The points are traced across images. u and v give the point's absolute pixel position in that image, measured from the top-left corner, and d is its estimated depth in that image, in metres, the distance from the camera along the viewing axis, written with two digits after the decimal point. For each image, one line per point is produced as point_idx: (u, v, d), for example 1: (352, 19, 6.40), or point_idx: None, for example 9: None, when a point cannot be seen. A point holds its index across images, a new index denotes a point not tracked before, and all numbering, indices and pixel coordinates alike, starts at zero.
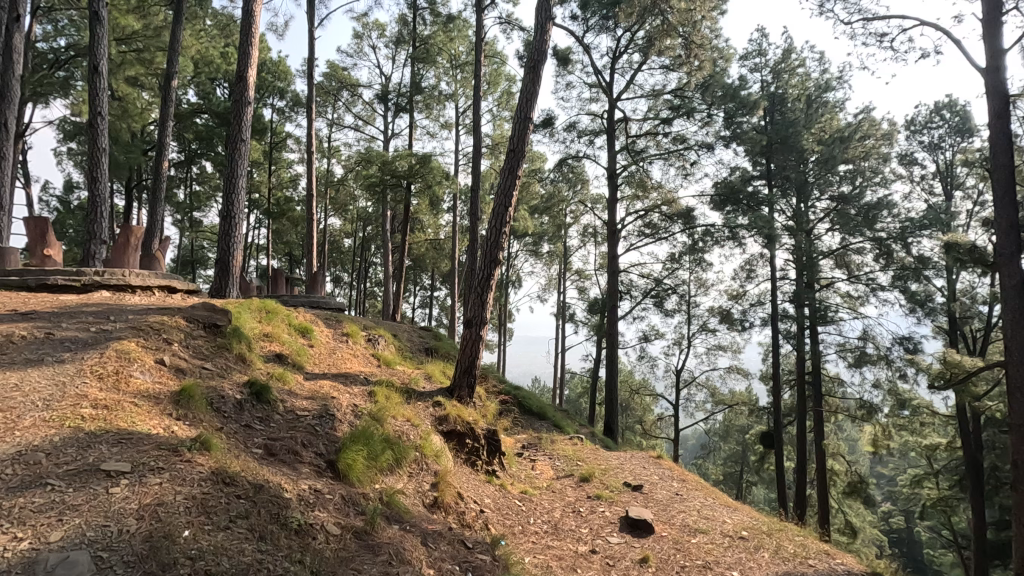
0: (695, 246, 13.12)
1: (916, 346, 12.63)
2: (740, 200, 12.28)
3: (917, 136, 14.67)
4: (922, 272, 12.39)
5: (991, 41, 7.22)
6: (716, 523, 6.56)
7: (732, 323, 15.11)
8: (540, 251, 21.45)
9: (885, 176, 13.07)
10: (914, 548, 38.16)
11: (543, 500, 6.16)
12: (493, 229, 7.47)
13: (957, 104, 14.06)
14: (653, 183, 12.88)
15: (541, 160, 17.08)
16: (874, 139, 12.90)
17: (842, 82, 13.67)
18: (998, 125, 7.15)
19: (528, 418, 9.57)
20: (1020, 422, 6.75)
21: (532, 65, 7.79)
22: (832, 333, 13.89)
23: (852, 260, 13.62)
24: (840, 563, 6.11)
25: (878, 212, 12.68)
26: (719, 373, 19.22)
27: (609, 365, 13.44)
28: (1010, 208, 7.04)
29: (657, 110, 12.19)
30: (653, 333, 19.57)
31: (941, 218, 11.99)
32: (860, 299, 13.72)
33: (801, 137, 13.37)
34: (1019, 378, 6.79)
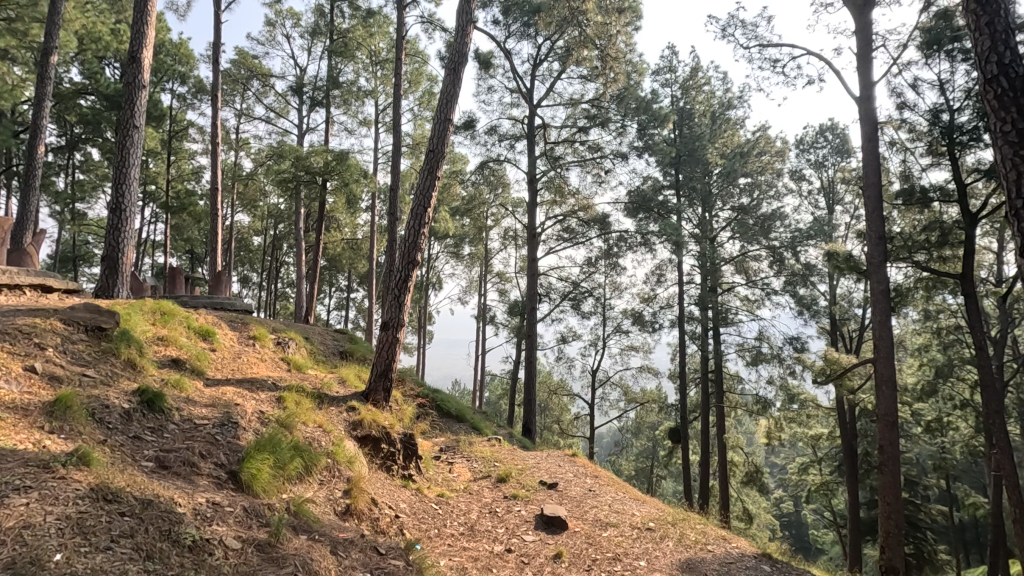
0: (610, 251, 13.64)
1: (803, 345, 13.90)
2: (652, 208, 12.92)
3: (805, 154, 16.15)
4: (809, 278, 13.67)
5: (864, 73, 8.13)
6: (625, 516, 6.86)
7: (644, 325, 15.87)
8: (461, 253, 21.35)
9: (779, 190, 14.29)
10: (801, 529, 41.99)
11: (460, 502, 6.15)
12: (411, 230, 7.38)
13: (838, 126, 15.64)
14: (570, 189, 13.29)
15: (462, 161, 17.07)
16: (768, 155, 14.15)
17: (742, 102, 14.84)
18: (870, 149, 8.05)
19: (446, 420, 9.53)
20: (886, 412, 7.61)
21: (453, 66, 7.78)
22: (733, 334, 14.96)
23: (750, 266, 14.75)
24: (735, 547, 6.61)
25: (772, 223, 13.82)
26: (631, 372, 20.08)
27: (528, 366, 13.64)
28: (878, 222, 7.96)
29: (575, 118, 12.55)
30: (570, 335, 20.16)
31: (824, 230, 13.29)
32: (757, 302, 14.90)
33: (706, 150, 14.29)
34: (885, 372, 7.69)
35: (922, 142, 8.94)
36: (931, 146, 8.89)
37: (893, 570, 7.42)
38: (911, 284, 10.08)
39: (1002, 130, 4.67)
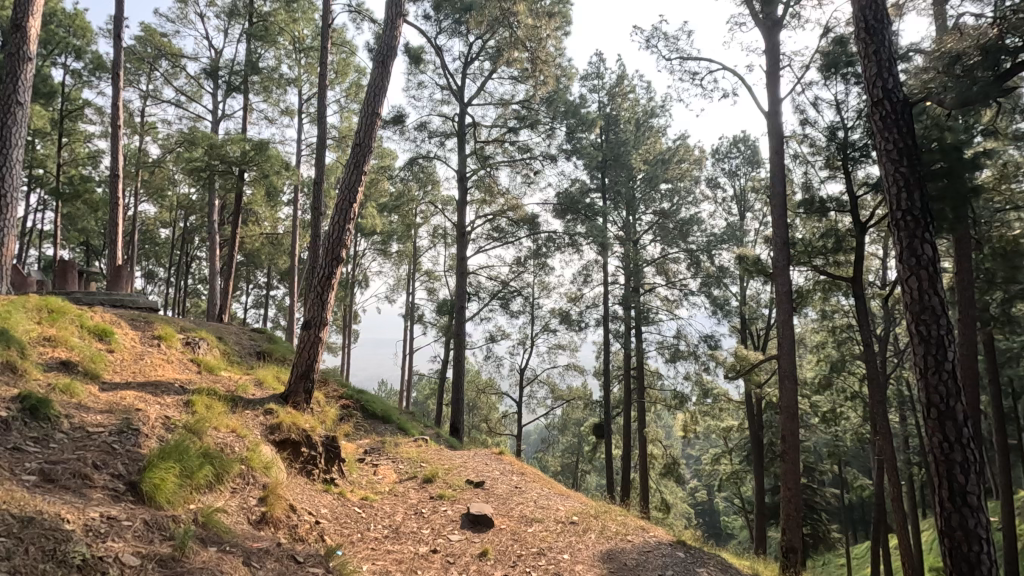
0: (539, 251, 13.84)
1: (717, 343, 14.86)
2: (579, 210, 13.24)
3: (720, 163, 17.17)
4: (722, 280, 14.56)
5: (772, 90, 8.75)
6: (550, 511, 7.00)
7: (571, 324, 16.24)
8: (389, 250, 20.88)
9: (696, 196, 15.09)
10: (714, 515, 44.64)
11: (385, 505, 6.02)
12: (335, 226, 7.12)
13: (749, 138, 16.74)
14: (500, 188, 13.36)
15: (390, 157, 16.69)
16: (687, 163, 14.95)
17: (664, 111, 15.53)
18: (776, 161, 8.68)
19: (371, 422, 9.31)
20: (788, 404, 8.25)
21: (381, 59, 7.59)
22: (653, 332, 15.61)
23: (670, 268, 15.47)
24: (652, 536, 6.92)
25: (690, 227, 14.59)
26: (558, 370, 20.47)
27: (456, 366, 13.56)
28: (783, 229, 8.59)
29: (505, 118, 12.61)
30: (499, 334, 20.27)
31: (736, 235, 14.20)
32: (676, 302, 15.65)
33: (631, 156, 14.83)
34: (787, 367, 8.34)
35: (821, 156, 9.76)
36: (828, 160, 9.73)
37: (793, 549, 8.06)
38: (810, 286, 10.99)
39: (886, 148, 5.20)
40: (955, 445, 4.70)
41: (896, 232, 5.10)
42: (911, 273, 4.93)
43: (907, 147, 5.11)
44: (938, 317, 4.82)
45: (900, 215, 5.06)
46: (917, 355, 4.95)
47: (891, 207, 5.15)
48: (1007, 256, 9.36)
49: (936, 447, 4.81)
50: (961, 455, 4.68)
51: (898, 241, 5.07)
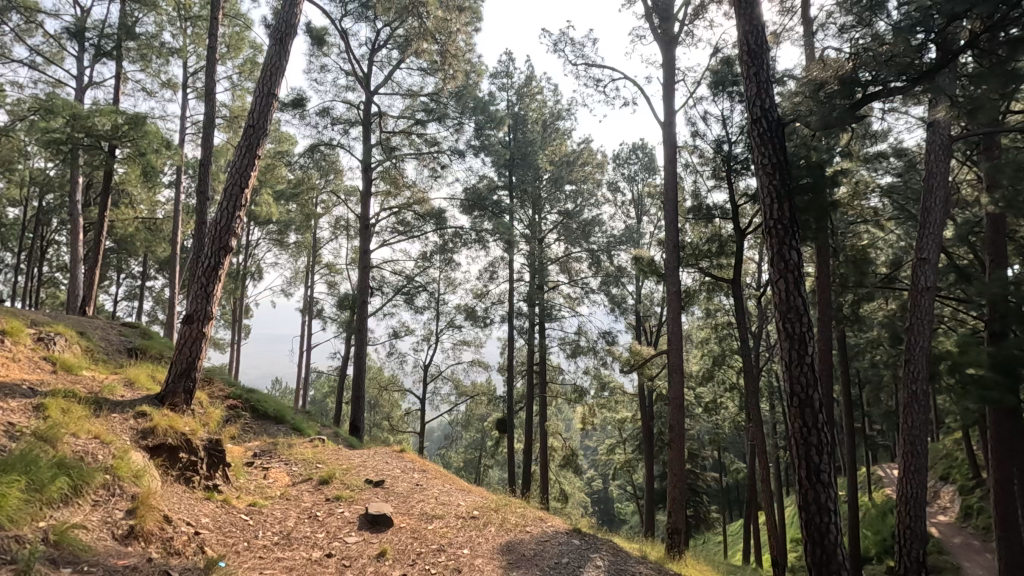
0: (445, 246, 13.73)
1: (614, 338, 15.64)
2: (486, 206, 13.29)
3: (620, 168, 18.05)
4: (620, 279, 15.33)
5: (667, 102, 9.33)
6: (451, 506, 7.00)
7: (476, 320, 16.30)
8: (286, 241, 19.70)
9: (598, 198, 15.75)
10: (608, 503, 47.02)
11: (275, 510, 5.68)
12: (223, 212, 6.58)
13: (647, 146, 17.76)
14: (406, 181, 13.08)
15: (289, 142, 15.73)
16: (590, 166, 15.55)
17: (570, 114, 16.04)
18: (670, 169, 9.26)
19: (262, 422, 8.75)
20: (675, 394, 8.87)
21: (279, 36, 7.13)
22: (556, 328, 16.10)
23: (572, 267, 16.01)
24: (549, 526, 7.15)
25: (592, 228, 15.20)
26: (463, 366, 20.49)
27: (357, 362, 13.11)
28: (675, 233, 9.19)
29: (412, 110, 12.35)
30: (403, 330, 19.89)
31: (633, 237, 15.00)
32: (577, 300, 16.24)
33: (537, 156, 15.16)
34: (676, 361, 8.97)
35: (709, 166, 10.59)
36: (715, 171, 10.57)
37: (677, 531, 8.67)
38: (697, 286, 11.87)
39: (762, 162, 5.74)
40: (812, 429, 5.29)
41: (769, 238, 5.65)
42: (780, 275, 5.49)
43: (780, 162, 5.66)
44: (801, 315, 5.41)
45: (773, 223, 5.60)
46: (784, 349, 5.52)
47: (765, 216, 5.69)
48: (856, 263, 10.71)
49: (798, 431, 5.39)
50: (817, 437, 5.29)
51: (770, 247, 5.61)
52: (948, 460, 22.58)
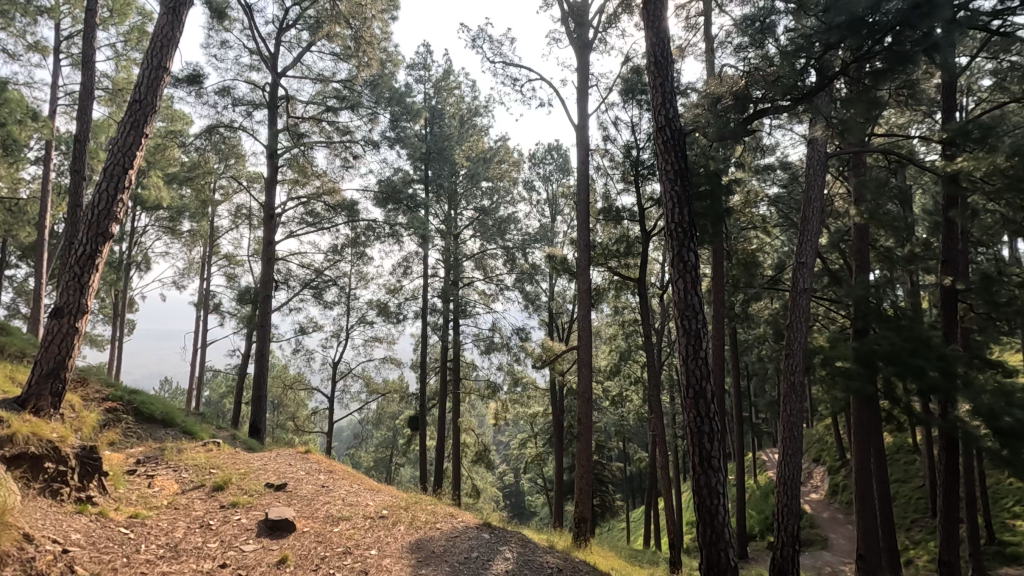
0: (357, 239, 13.27)
1: (527, 335, 15.88)
2: (401, 200, 12.99)
3: (536, 167, 18.38)
4: (534, 277, 15.59)
5: (581, 106, 9.62)
6: (359, 507, 6.79)
7: (389, 316, 15.90)
8: (178, 229, 18.11)
9: (514, 196, 15.91)
10: (520, 496, 47.87)
11: (161, 521, 5.23)
12: (102, 195, 5.93)
13: (562, 148, 18.21)
14: (315, 170, 12.46)
15: (183, 121, 14.47)
16: (506, 164, 15.68)
17: (487, 111, 16.07)
18: (583, 170, 9.56)
19: (147, 427, 8.01)
20: (584, 388, 9.19)
21: (172, 4, 6.52)
22: (470, 324, 16.08)
23: (487, 264, 16.08)
24: (460, 522, 7.14)
25: (507, 225, 15.34)
26: (374, 363, 19.93)
27: (259, 360, 12.33)
28: (586, 232, 9.51)
29: (323, 96, 11.78)
30: (310, 326, 18.98)
31: (547, 235, 15.31)
32: (492, 297, 16.34)
33: (453, 151, 15.04)
34: (585, 356, 9.29)
35: (618, 170, 11.07)
36: (623, 175, 11.05)
37: (583, 519, 8.99)
38: (606, 285, 12.37)
39: (666, 168, 6.07)
40: (705, 418, 5.69)
41: (670, 240, 5.99)
42: (680, 275, 5.85)
43: (681, 169, 6.02)
44: (697, 313, 5.80)
45: (673, 226, 5.96)
46: (681, 345, 5.89)
47: (667, 219, 6.03)
48: (747, 265, 11.65)
49: (693, 421, 5.77)
50: (709, 426, 5.69)
51: (671, 248, 5.96)
52: (820, 444, 25.23)
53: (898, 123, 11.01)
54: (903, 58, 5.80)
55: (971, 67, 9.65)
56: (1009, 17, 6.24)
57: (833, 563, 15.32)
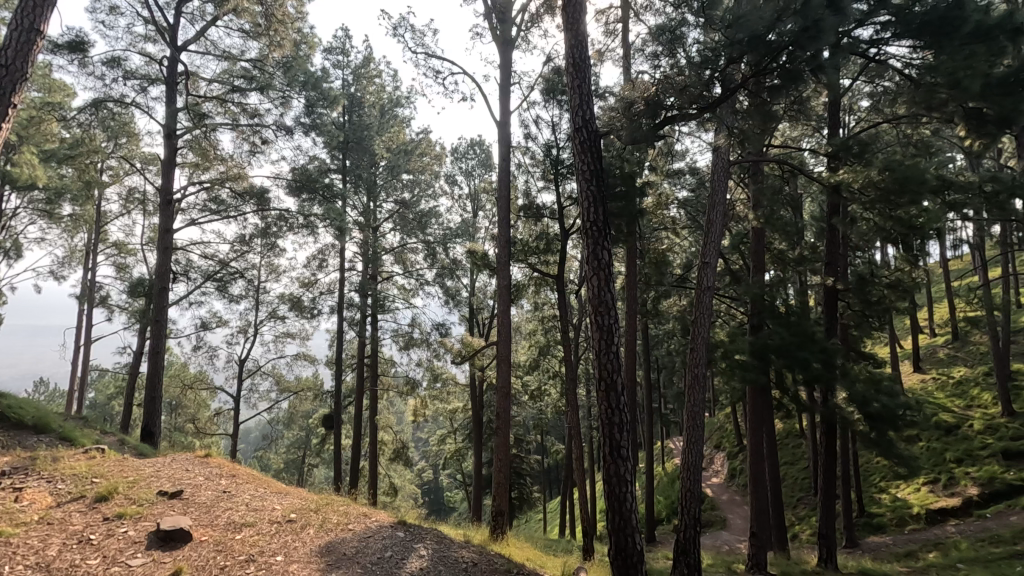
0: (267, 230, 12.54)
1: (447, 330, 15.75)
2: (316, 189, 12.41)
3: (458, 162, 18.26)
4: (455, 272, 15.47)
5: (504, 103, 9.65)
6: (264, 512, 6.44)
7: (301, 311, 15.17)
8: (57, 213, 16.24)
9: (435, 190, 15.71)
10: (438, 493, 47.52)
11: (30, 538, 4.67)
12: None
13: (484, 143, 18.22)
14: (220, 154, 11.61)
15: (63, 93, 12.96)
16: (428, 157, 15.44)
17: (409, 102, 15.73)
18: (504, 167, 9.61)
19: (16, 434, 7.13)
20: (503, 383, 9.27)
21: None
22: (389, 320, 15.71)
23: (407, 258, 15.78)
24: (374, 521, 6.98)
25: (428, 219, 15.12)
26: (285, 360, 18.96)
27: (153, 358, 11.34)
28: (506, 228, 9.58)
29: (230, 75, 10.98)
30: (214, 321, 17.73)
31: (468, 231, 15.24)
32: (412, 292, 16.05)
33: (373, 141, 14.56)
34: (504, 351, 9.37)
35: (539, 168, 11.24)
36: (544, 173, 11.24)
37: (501, 512, 9.09)
38: (525, 281, 12.53)
39: (582, 169, 6.22)
40: (616, 410, 5.92)
41: (586, 238, 6.17)
42: (594, 273, 6.04)
43: (597, 169, 6.21)
44: (610, 309, 6.02)
45: (589, 225, 6.14)
46: (595, 340, 6.09)
47: (583, 217, 6.19)
48: (658, 264, 12.24)
49: (605, 412, 5.99)
50: (619, 417, 5.93)
51: (586, 246, 6.13)
52: (720, 431, 27.13)
53: (792, 137, 12.00)
54: (794, 76, 6.33)
55: (853, 89, 10.71)
56: (883, 46, 6.99)
57: (731, 541, 16.54)
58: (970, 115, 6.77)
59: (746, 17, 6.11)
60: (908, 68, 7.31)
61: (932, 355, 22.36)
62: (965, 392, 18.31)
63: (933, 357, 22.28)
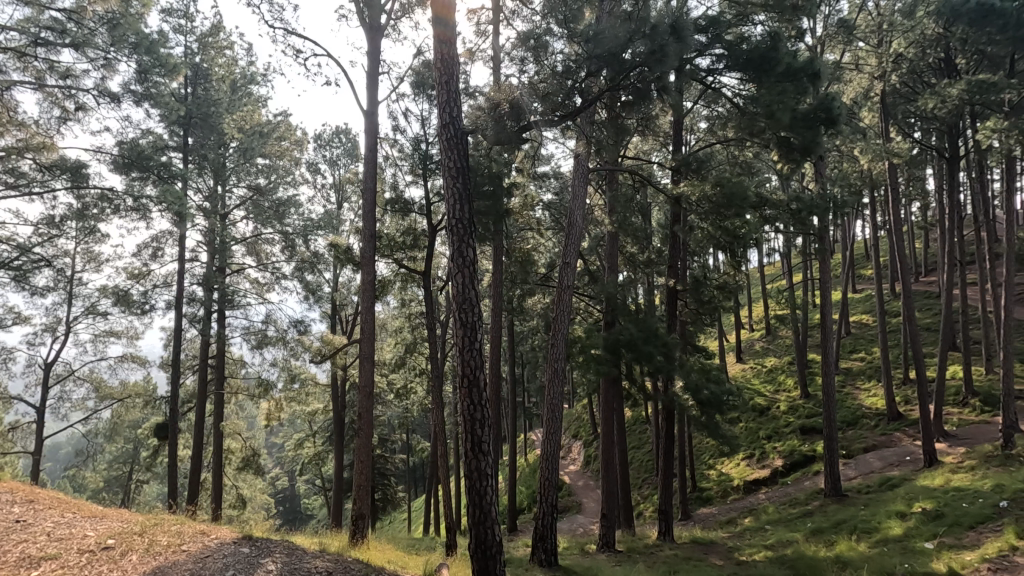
0: (84, 211, 10.72)
1: (306, 328, 14.75)
2: (149, 167, 10.87)
3: (321, 150, 17.24)
4: (316, 266, 14.54)
5: (371, 92, 9.30)
6: (72, 542, 5.51)
7: (129, 306, 13.23)
8: None
9: (296, 178, 14.65)
10: (294, 501, 44.52)
11: None
12: None
13: (350, 132, 17.41)
14: (18, 118, 9.66)
15: None
16: (287, 142, 14.37)
17: (266, 81, 14.45)
18: (370, 158, 9.26)
19: None
20: (366, 382, 8.92)
21: None
22: (239, 316, 14.35)
23: (261, 250, 14.53)
24: (214, 539, 6.33)
25: (286, 209, 14.04)
26: (107, 364, 16.40)
27: None
28: (371, 222, 9.23)
29: (35, 25, 9.18)
30: (10, 317, 14.80)
31: (331, 222, 14.40)
32: (266, 286, 14.81)
33: (222, 119, 13.13)
34: (367, 349, 9.02)
35: (407, 162, 11.03)
36: (412, 167, 11.06)
37: (361, 516, 8.77)
38: (391, 276, 12.17)
39: (449, 166, 6.21)
40: (478, 405, 5.99)
41: (452, 235, 6.17)
42: (459, 270, 6.07)
43: (463, 168, 6.24)
44: (473, 306, 6.08)
45: (455, 222, 6.13)
46: (458, 336, 6.12)
47: (449, 214, 6.17)
48: (523, 263, 12.64)
49: (467, 408, 6.02)
50: (481, 413, 6.01)
51: (452, 244, 6.13)
52: (578, 421, 28.88)
53: (643, 150, 13.12)
54: (643, 94, 6.94)
55: (693, 112, 12.00)
56: (717, 76, 7.91)
57: (585, 524, 17.69)
58: (782, 143, 7.94)
59: (603, 35, 6.57)
60: (736, 97, 8.34)
61: (751, 347, 25.93)
62: (775, 378, 21.52)
63: (752, 349, 25.87)
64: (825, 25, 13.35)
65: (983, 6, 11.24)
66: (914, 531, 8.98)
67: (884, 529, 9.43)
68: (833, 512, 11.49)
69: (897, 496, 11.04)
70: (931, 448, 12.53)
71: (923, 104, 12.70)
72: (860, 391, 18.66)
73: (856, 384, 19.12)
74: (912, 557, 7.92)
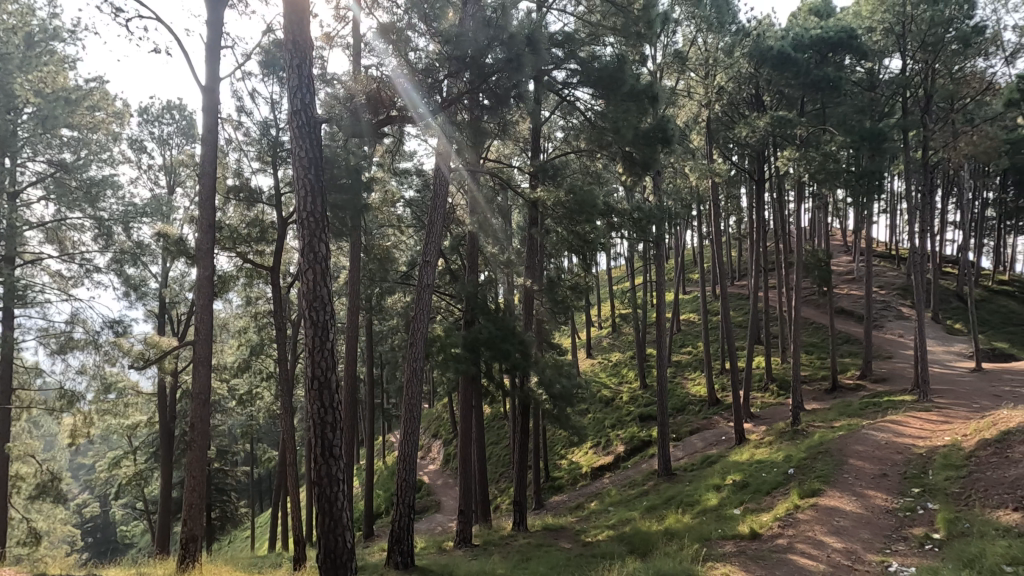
0: None
1: (125, 329, 12.78)
2: None
3: (147, 126, 15.08)
4: (139, 258, 12.63)
5: (211, 67, 8.38)
6: None
7: None
8: None
9: (114, 155, 12.66)
10: (110, 528, 38.46)
11: None
12: None
13: (184, 108, 15.47)
14: None
15: None
16: (104, 113, 12.02)
17: (74, 38, 12.25)
18: (208, 139, 8.32)
19: None
20: (200, 390, 8.00)
21: None
22: (33, 316, 12.01)
23: (66, 237, 12.35)
24: None
25: (101, 190, 12.07)
26: None
27: None
28: (209, 211, 8.31)
29: None
30: None
31: (160, 209, 12.70)
32: (72, 281, 12.60)
33: (13, 79, 10.88)
34: (203, 352, 8.09)
35: (253, 147, 10.14)
36: (259, 154, 10.19)
37: (193, 538, 7.85)
38: (233, 272, 11.03)
39: (299, 156, 5.82)
40: (328, 407, 5.68)
41: (301, 229, 5.79)
42: (309, 266, 5.71)
43: (315, 157, 5.89)
44: (325, 304, 5.76)
45: (305, 216, 5.76)
46: (307, 335, 5.75)
47: (299, 207, 5.79)
48: (382, 261, 12.26)
49: (316, 411, 5.68)
50: (332, 415, 5.71)
51: (302, 238, 5.76)
52: (437, 420, 28.82)
53: (504, 153, 13.47)
54: (501, 99, 7.15)
55: (550, 120, 12.60)
56: (571, 89, 8.43)
57: (444, 522, 17.71)
58: (626, 157, 8.68)
59: (463, 37, 6.64)
60: (587, 111, 8.95)
61: (599, 344, 27.98)
62: (619, 372, 23.48)
63: (600, 345, 27.91)
64: (664, 54, 14.85)
65: (782, 54, 13.74)
66: (726, 500, 10.41)
67: (704, 501, 10.80)
68: (664, 490, 12.86)
69: (715, 471, 12.68)
70: (740, 427, 14.61)
71: (739, 132, 14.76)
72: (688, 380, 21.14)
73: (684, 375, 21.61)
74: (723, 523, 9.17)
